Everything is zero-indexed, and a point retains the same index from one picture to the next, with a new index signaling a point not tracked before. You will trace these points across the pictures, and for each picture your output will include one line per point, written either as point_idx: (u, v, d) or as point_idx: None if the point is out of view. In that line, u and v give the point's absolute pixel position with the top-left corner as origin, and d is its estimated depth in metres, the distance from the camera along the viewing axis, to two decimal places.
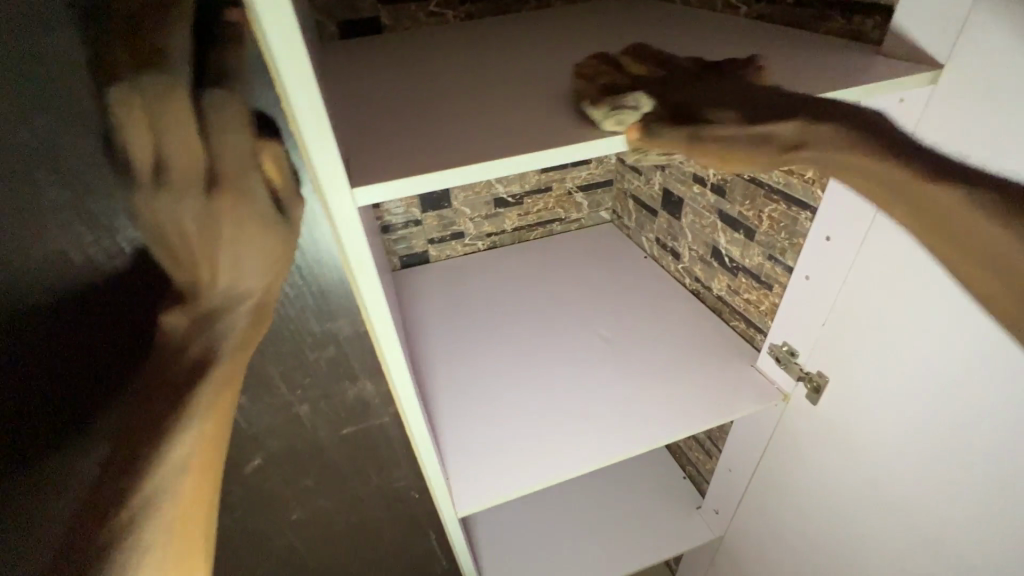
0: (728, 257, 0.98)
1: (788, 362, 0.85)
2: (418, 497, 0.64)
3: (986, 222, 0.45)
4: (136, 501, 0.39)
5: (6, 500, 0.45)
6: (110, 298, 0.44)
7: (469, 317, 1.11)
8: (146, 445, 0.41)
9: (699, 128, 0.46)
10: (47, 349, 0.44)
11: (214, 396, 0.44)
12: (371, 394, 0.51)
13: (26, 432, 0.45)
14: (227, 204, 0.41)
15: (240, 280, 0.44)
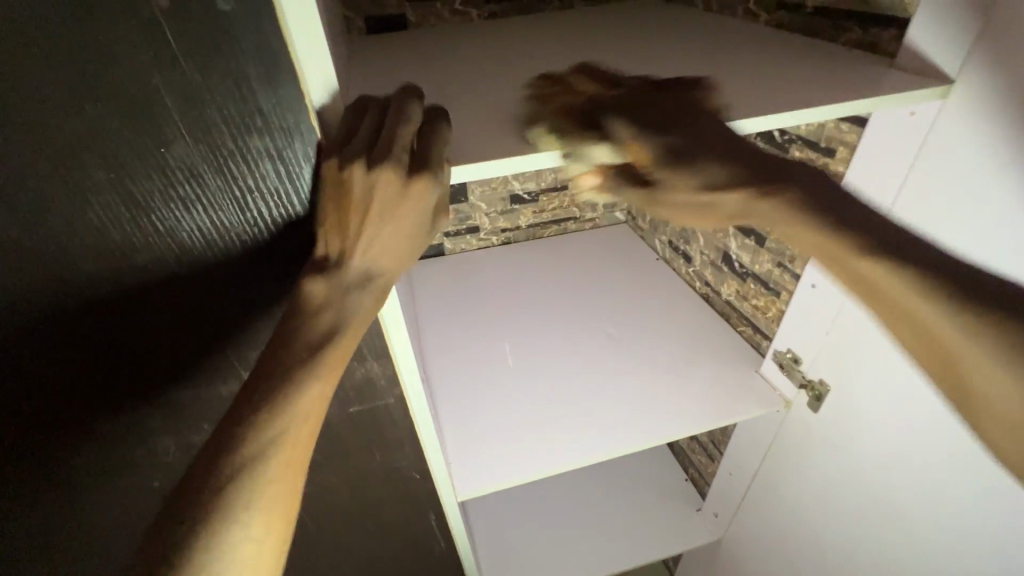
0: (738, 262, 0.98)
1: (791, 369, 0.86)
2: (420, 478, 0.67)
3: (952, 323, 0.44)
4: (215, 512, 0.38)
5: (57, 456, 0.50)
6: (154, 302, 0.45)
7: (480, 310, 1.14)
8: (229, 452, 0.39)
9: (655, 191, 0.48)
10: (89, 342, 0.45)
11: (304, 411, 0.41)
12: (378, 375, 0.53)
13: (62, 414, 0.48)
14: (417, 200, 0.39)
15: (388, 267, 0.43)
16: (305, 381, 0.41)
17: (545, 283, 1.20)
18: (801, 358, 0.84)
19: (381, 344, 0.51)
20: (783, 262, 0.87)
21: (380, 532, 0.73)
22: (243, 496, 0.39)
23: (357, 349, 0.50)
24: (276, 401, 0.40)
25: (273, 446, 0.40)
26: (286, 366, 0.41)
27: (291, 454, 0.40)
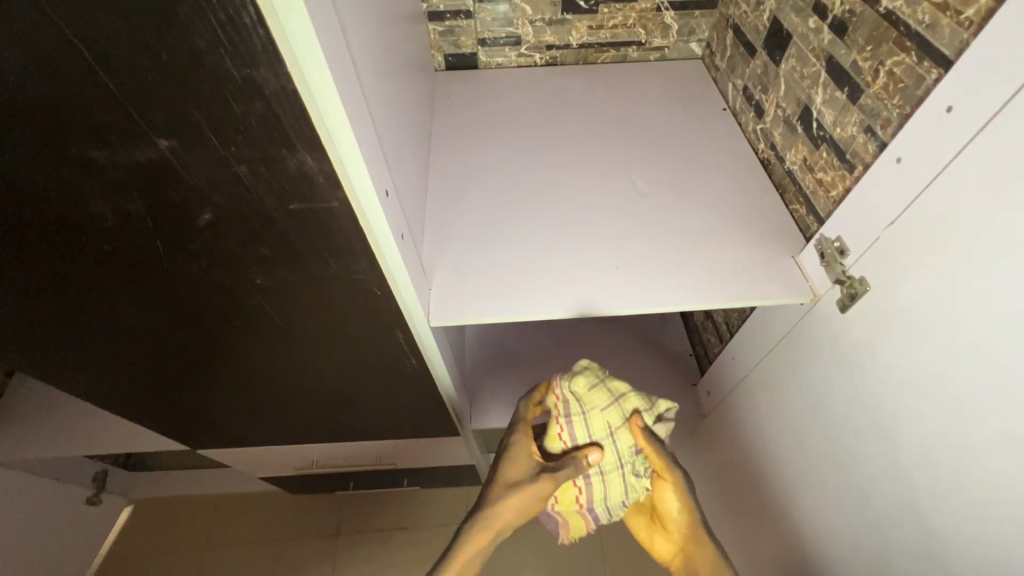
0: (817, 122, 0.78)
1: (831, 261, 0.73)
2: (383, 294, 0.65)
3: None
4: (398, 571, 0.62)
5: (80, 271, 0.54)
6: (102, 133, 0.41)
7: (500, 137, 1.01)
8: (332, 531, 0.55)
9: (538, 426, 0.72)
10: (59, 173, 0.43)
11: None
12: (314, 169, 0.46)
13: (58, 229, 0.49)
14: None
15: None
16: None
17: (581, 119, 1.04)
18: (849, 250, 0.70)
19: (314, 133, 0.43)
20: (872, 128, 0.67)
21: (353, 339, 0.74)
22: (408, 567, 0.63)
23: (281, 133, 0.42)
24: None
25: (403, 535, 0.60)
26: None
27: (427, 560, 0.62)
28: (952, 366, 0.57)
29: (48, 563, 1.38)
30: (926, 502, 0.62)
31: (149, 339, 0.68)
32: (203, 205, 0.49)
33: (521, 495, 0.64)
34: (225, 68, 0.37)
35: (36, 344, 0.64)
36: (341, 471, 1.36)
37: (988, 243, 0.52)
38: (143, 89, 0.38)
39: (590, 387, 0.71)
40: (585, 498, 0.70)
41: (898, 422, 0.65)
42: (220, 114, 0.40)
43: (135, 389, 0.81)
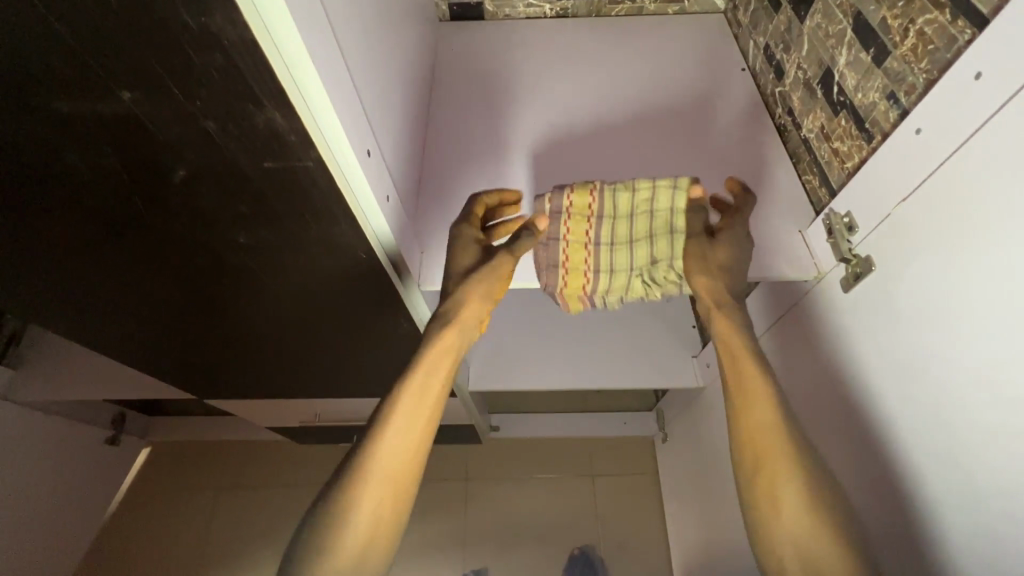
0: (838, 86, 0.72)
1: (837, 237, 0.69)
2: (368, 257, 0.64)
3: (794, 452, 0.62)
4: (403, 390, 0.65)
5: (64, 224, 0.54)
6: (62, 89, 0.39)
7: (501, 95, 0.97)
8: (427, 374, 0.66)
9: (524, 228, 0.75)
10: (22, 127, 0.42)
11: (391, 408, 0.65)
12: (283, 128, 0.44)
13: (33, 183, 0.48)
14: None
15: None
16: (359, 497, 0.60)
17: (588, 76, 0.98)
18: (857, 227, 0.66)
19: (280, 87, 0.41)
20: (896, 95, 0.62)
21: (341, 301, 0.74)
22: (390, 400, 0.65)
23: (245, 87, 0.40)
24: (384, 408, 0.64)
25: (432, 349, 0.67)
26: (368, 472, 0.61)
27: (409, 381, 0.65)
28: (943, 357, 0.54)
29: (70, 494, 1.48)
30: (886, 492, 0.61)
31: (140, 290, 0.69)
32: (176, 161, 0.48)
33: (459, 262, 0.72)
34: (180, 17, 0.35)
35: (31, 290, 0.66)
36: (343, 423, 1.41)
37: (1000, 225, 0.48)
38: (96, 42, 0.36)
39: (628, 206, 0.73)
40: (591, 288, 0.77)
41: (880, 408, 0.63)
42: (181, 66, 0.38)
43: (133, 338, 0.83)
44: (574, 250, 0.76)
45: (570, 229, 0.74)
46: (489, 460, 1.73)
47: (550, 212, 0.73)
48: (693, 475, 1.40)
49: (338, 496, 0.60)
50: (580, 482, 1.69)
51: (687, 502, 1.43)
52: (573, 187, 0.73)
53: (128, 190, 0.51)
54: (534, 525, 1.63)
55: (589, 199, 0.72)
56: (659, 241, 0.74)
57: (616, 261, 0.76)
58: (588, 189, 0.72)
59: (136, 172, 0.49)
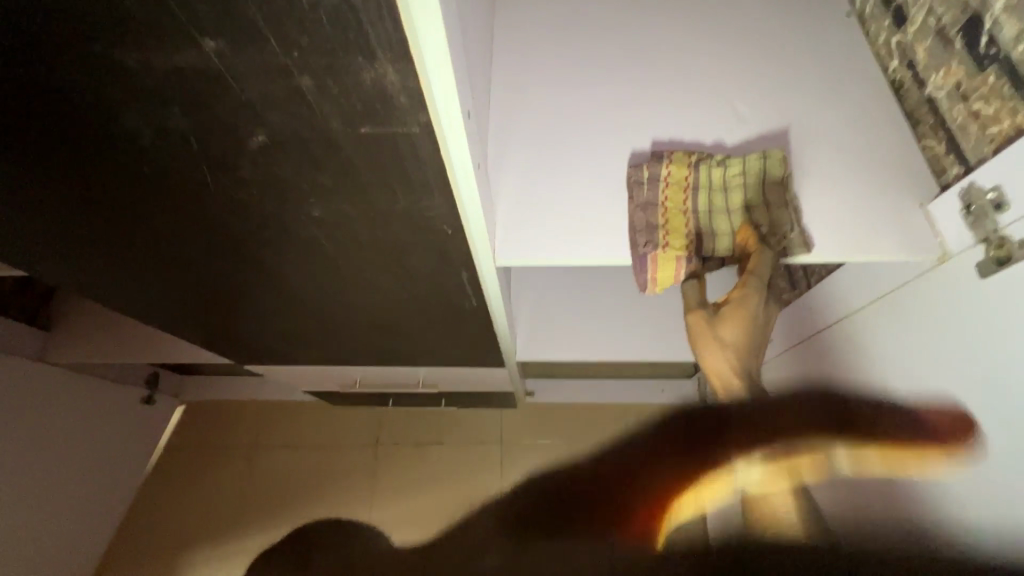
0: (989, 35, 0.62)
1: (980, 216, 0.60)
2: (453, 233, 0.57)
3: None
4: None
5: (122, 186, 0.48)
6: (137, 30, 0.32)
7: (573, 38, 0.86)
8: None
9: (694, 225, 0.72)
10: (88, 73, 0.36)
11: None
12: (394, 87, 0.36)
13: (94, 140, 0.42)
14: None
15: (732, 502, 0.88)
16: None
17: (669, 19, 0.86)
18: (1008, 205, 0.57)
19: (398, 36, 0.32)
20: None
21: (410, 276, 0.68)
22: None
23: (357, 34, 0.32)
24: None
25: None
26: None
27: None
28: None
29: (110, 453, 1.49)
30: None
31: (197, 260, 0.63)
32: (255, 123, 0.40)
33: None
34: None
35: (86, 251, 0.61)
36: (382, 390, 1.38)
37: None
38: None
39: (721, 174, 0.70)
40: (693, 247, 0.71)
41: (996, 414, 0.57)
42: (281, 5, 0.30)
43: (183, 305, 0.79)
44: (672, 217, 0.71)
45: (668, 201, 0.71)
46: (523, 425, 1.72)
47: (648, 180, 0.71)
48: None
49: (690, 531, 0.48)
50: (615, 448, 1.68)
51: None
52: (671, 157, 0.71)
53: (196, 156, 0.44)
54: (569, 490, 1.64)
55: (687, 172, 0.70)
56: (735, 200, 0.70)
57: (710, 229, 0.72)
58: (687, 159, 0.70)
59: (206, 135, 0.42)
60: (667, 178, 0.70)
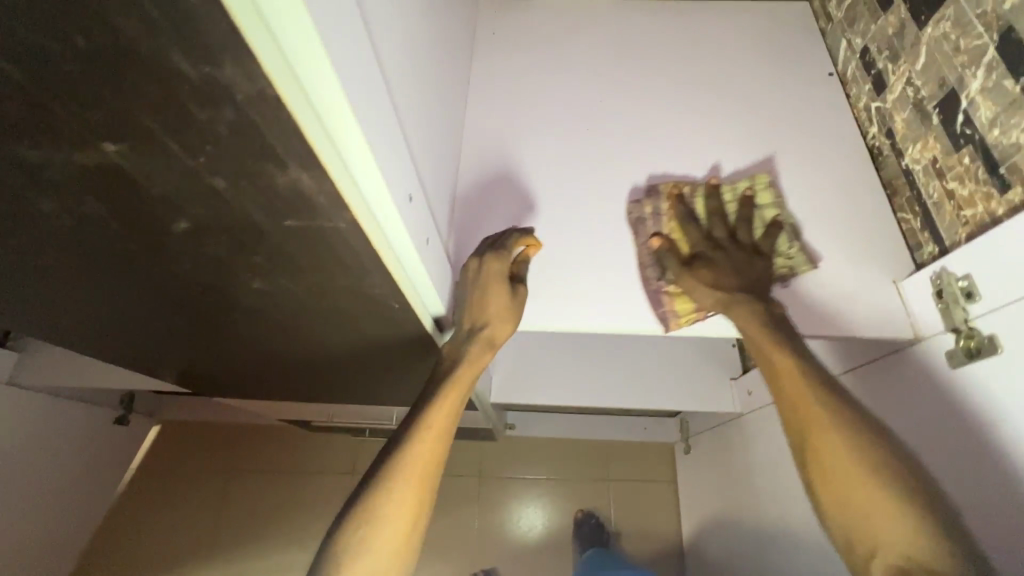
0: (964, 115, 0.60)
1: (949, 303, 0.58)
2: (400, 306, 0.55)
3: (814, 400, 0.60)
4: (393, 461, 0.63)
5: (49, 259, 0.46)
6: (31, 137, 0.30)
7: (550, 90, 0.85)
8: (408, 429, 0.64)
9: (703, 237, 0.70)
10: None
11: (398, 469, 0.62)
12: (311, 190, 0.34)
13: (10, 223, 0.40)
14: None
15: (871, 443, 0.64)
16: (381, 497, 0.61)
17: (649, 75, 0.85)
18: (979, 297, 0.56)
19: (305, 147, 0.30)
20: None
21: (365, 338, 0.66)
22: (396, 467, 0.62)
23: (263, 146, 0.30)
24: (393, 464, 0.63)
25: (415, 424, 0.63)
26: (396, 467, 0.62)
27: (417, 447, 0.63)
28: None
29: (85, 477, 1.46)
30: None
31: (141, 318, 0.61)
32: (176, 212, 0.38)
33: (487, 305, 0.63)
34: (170, 64, 0.25)
35: (26, 308, 0.59)
36: (357, 422, 1.36)
37: None
38: (63, 89, 0.26)
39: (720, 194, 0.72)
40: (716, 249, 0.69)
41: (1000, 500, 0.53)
42: (179, 120, 0.28)
43: (138, 352, 0.77)
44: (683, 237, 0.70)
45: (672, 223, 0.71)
46: (503, 458, 1.68)
47: (651, 215, 0.73)
48: (715, 493, 1.35)
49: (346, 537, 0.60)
50: (596, 486, 1.65)
51: (706, 519, 1.39)
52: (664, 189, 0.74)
53: (120, 236, 0.42)
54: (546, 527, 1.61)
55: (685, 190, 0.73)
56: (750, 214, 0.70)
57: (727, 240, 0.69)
58: (674, 188, 0.73)
59: (127, 219, 0.40)
60: (665, 212, 0.73)
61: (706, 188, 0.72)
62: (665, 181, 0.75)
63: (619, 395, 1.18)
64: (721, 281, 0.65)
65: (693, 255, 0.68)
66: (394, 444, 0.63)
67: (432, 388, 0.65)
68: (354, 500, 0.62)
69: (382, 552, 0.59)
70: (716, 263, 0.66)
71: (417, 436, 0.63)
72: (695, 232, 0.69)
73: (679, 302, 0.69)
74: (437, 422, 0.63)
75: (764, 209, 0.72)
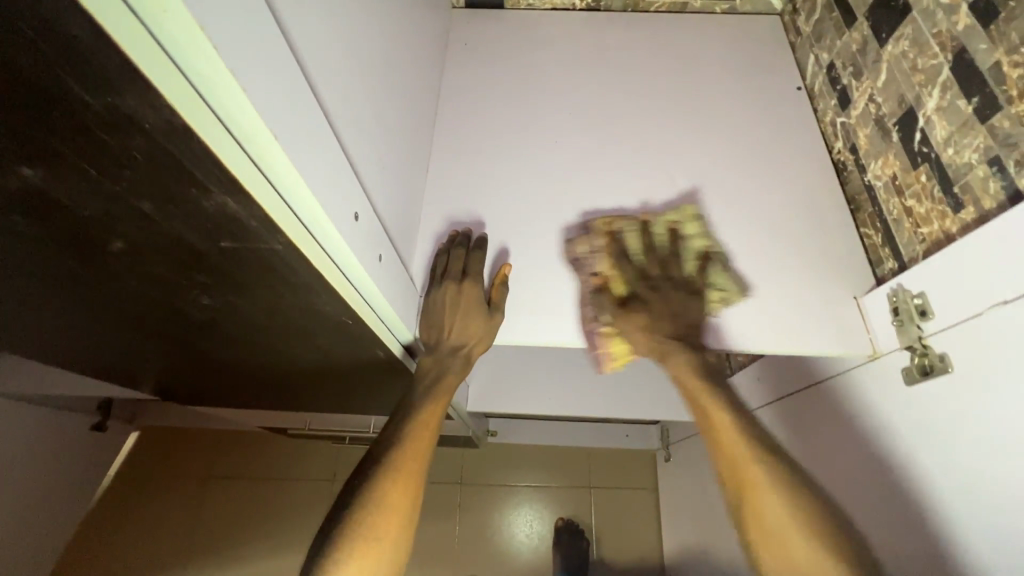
0: (922, 133, 0.61)
1: (905, 322, 0.59)
2: (355, 323, 0.54)
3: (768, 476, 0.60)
4: (381, 452, 0.62)
5: None
6: None
7: (519, 103, 0.85)
8: (396, 424, 0.64)
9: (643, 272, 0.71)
10: None
11: (394, 461, 0.61)
12: (239, 212, 0.34)
13: None
14: None
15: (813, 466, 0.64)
16: (375, 490, 0.59)
17: (620, 88, 0.85)
18: (930, 316, 0.56)
19: (226, 172, 0.30)
20: (1001, 161, 0.51)
21: (327, 353, 0.65)
22: (390, 457, 0.61)
23: (183, 172, 0.30)
24: (384, 457, 0.61)
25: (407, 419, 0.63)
26: (388, 458, 0.61)
27: (410, 439, 0.62)
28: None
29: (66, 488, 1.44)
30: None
31: (95, 335, 0.60)
32: (110, 234, 0.37)
33: (467, 326, 0.65)
34: (73, 94, 0.24)
35: None
36: (334, 430, 1.35)
37: None
38: None
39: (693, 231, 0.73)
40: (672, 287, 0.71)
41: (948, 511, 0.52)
42: (93, 147, 0.28)
43: (99, 366, 0.76)
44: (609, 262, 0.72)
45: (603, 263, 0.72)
46: (484, 466, 1.67)
47: (586, 254, 0.72)
48: (690, 501, 1.35)
49: (337, 527, 0.57)
50: (578, 493, 1.64)
51: (683, 527, 1.40)
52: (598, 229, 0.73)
53: (56, 258, 0.41)
54: (527, 534, 1.60)
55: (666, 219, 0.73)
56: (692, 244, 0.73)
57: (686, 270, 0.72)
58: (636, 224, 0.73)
59: (60, 243, 0.39)
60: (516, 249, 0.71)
61: (641, 225, 0.73)
62: (596, 220, 0.74)
63: (594, 405, 1.19)
64: (660, 328, 0.70)
65: (627, 298, 0.71)
66: (384, 446, 0.62)
67: (417, 396, 0.65)
68: (345, 502, 0.59)
69: (382, 547, 0.56)
70: (650, 306, 0.71)
71: (408, 436, 0.63)
72: (631, 270, 0.71)
73: (613, 343, 0.74)
74: (427, 423, 0.64)
75: (693, 240, 0.73)
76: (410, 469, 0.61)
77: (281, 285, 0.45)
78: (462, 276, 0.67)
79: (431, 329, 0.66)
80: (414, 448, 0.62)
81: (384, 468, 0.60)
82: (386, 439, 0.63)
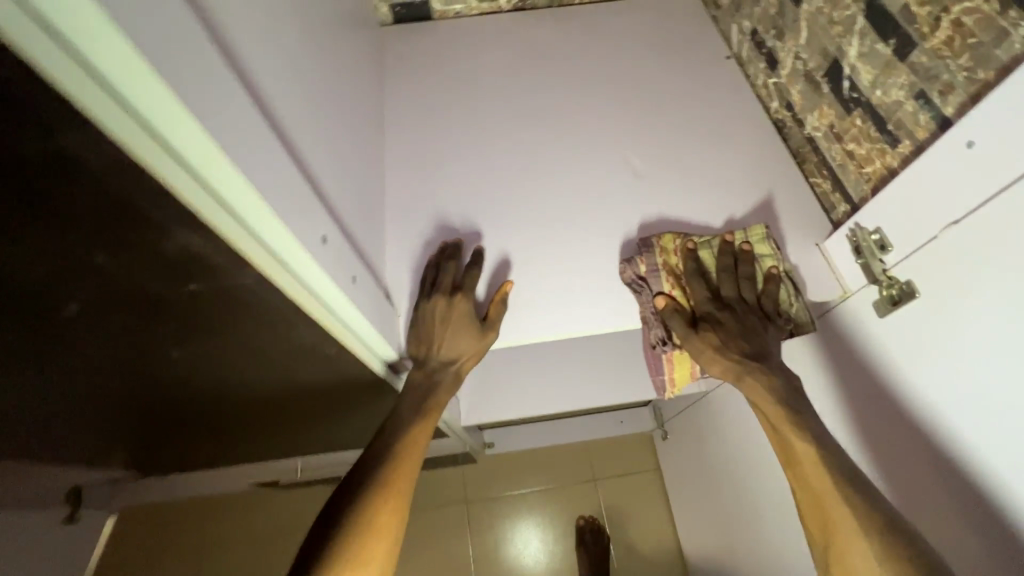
0: (850, 80, 0.64)
1: (867, 256, 0.61)
2: (337, 350, 0.53)
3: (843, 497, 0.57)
4: (368, 473, 0.60)
5: None
6: None
7: (465, 108, 0.85)
8: (384, 443, 0.62)
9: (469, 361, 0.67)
10: None
11: (379, 483, 0.59)
12: (198, 245, 0.32)
13: None
14: None
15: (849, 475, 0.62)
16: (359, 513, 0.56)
17: (560, 81, 0.87)
18: (890, 246, 0.59)
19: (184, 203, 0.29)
20: (926, 94, 0.54)
21: (311, 386, 0.63)
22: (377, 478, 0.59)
23: (134, 211, 0.28)
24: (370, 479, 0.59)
25: (395, 438, 0.62)
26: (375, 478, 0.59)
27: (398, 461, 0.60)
28: (1005, 375, 0.48)
29: None
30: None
31: (53, 415, 0.55)
32: (61, 297, 0.34)
33: (457, 343, 0.64)
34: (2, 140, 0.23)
35: None
36: (328, 473, 1.30)
37: None
38: None
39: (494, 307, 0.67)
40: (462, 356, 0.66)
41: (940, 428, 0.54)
42: (30, 202, 0.26)
43: (62, 450, 0.70)
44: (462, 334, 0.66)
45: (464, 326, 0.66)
46: (486, 480, 1.64)
47: (646, 274, 0.69)
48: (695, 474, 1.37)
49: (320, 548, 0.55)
50: (583, 489, 1.64)
51: (691, 500, 1.41)
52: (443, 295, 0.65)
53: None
54: (541, 542, 1.58)
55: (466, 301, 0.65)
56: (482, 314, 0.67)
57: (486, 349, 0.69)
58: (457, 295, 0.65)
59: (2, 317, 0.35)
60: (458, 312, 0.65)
61: (718, 241, 0.69)
62: (655, 237, 0.70)
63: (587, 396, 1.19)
64: None
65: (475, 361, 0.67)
66: (374, 463, 0.60)
67: (406, 414, 0.63)
68: (329, 522, 0.57)
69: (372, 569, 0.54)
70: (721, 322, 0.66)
71: (399, 455, 0.61)
72: (700, 291, 0.67)
73: None
74: (417, 442, 0.62)
75: (764, 261, 0.68)
76: (397, 493, 0.59)
77: (254, 319, 0.43)
78: (452, 290, 0.66)
79: (419, 344, 0.65)
80: (402, 471, 0.60)
81: (370, 490, 0.58)
82: (373, 459, 0.61)
